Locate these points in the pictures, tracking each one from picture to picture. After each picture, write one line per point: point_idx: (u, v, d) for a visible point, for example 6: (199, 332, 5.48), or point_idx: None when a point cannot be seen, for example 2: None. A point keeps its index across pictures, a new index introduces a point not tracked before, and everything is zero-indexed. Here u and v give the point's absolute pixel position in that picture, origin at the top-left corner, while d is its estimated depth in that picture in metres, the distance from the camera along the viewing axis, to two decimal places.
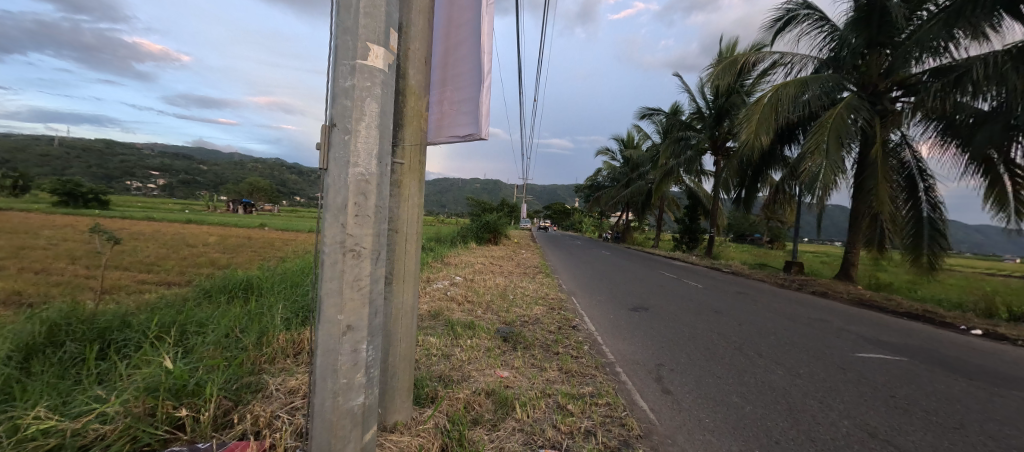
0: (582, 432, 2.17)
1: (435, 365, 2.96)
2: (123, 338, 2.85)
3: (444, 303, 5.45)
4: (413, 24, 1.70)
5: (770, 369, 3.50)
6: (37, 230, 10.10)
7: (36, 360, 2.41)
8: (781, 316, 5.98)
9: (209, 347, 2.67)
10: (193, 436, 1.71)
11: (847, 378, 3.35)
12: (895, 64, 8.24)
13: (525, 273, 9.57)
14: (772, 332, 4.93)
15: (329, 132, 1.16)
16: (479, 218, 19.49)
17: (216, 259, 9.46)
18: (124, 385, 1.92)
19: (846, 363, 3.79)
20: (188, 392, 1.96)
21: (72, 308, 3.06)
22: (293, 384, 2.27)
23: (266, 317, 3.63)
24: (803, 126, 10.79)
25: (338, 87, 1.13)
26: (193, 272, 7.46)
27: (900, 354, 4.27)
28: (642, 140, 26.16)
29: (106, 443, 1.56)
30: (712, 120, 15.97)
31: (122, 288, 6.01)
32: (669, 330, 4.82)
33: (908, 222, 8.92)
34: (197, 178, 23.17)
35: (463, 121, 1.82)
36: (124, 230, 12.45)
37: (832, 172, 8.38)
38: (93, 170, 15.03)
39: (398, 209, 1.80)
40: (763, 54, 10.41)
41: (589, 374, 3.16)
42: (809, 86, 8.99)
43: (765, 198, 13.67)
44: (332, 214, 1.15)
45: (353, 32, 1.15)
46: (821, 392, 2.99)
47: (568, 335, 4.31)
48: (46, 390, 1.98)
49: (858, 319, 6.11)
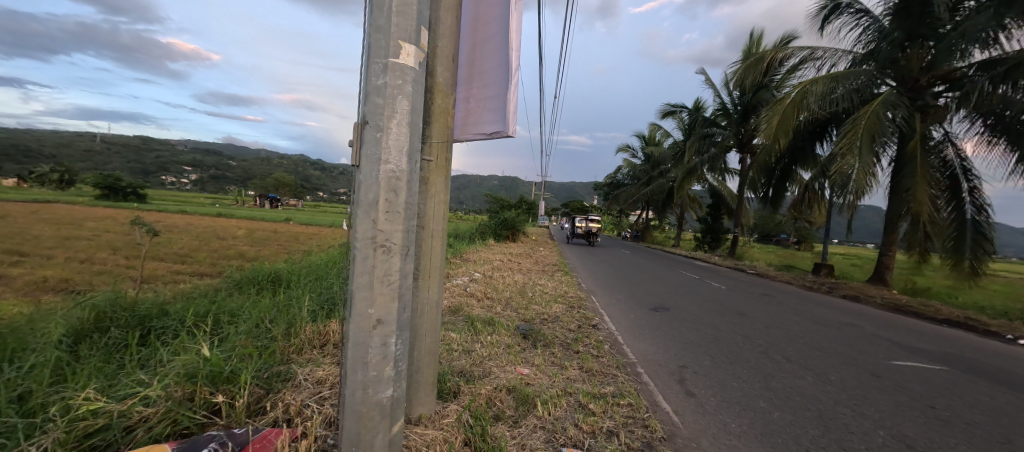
0: (604, 433, 2.15)
1: (457, 360, 2.99)
2: (161, 326, 3.02)
3: (464, 298, 5.52)
4: (442, 21, 1.72)
5: (799, 375, 3.38)
6: (81, 220, 10.66)
7: (83, 345, 2.58)
8: (810, 320, 5.77)
9: (242, 337, 2.77)
10: (229, 422, 1.81)
11: (882, 387, 3.20)
12: (938, 57, 7.77)
13: (544, 270, 9.57)
14: (802, 336, 4.75)
15: (361, 130, 1.20)
16: (498, 215, 19.58)
17: (244, 251, 9.83)
18: (164, 370, 2.03)
19: (881, 371, 3.63)
20: (224, 379, 2.06)
21: (115, 295, 3.24)
22: (320, 375, 2.35)
23: (294, 309, 3.77)
24: (835, 122, 10.35)
25: (370, 85, 1.17)
26: (223, 264, 7.76)
27: (939, 363, 4.06)
28: (663, 137, 25.60)
29: (149, 425, 1.65)
30: (739, 117, 15.49)
31: (159, 278, 6.32)
32: (691, 332, 4.71)
33: (950, 224, 8.44)
34: (226, 173, 24.04)
35: (489, 119, 1.82)
36: (160, 223, 13.04)
37: (866, 172, 7.99)
38: (131, 165, 15.69)
39: (425, 206, 1.83)
40: (792, 49, 10.05)
41: (610, 373, 3.13)
42: (841, 82, 8.59)
43: (793, 198, 13.18)
44: (363, 210, 1.19)
45: (385, 31, 1.17)
46: (855, 400, 2.88)
47: (588, 334, 4.28)
48: (93, 373, 2.12)
49: (893, 325, 5.83)
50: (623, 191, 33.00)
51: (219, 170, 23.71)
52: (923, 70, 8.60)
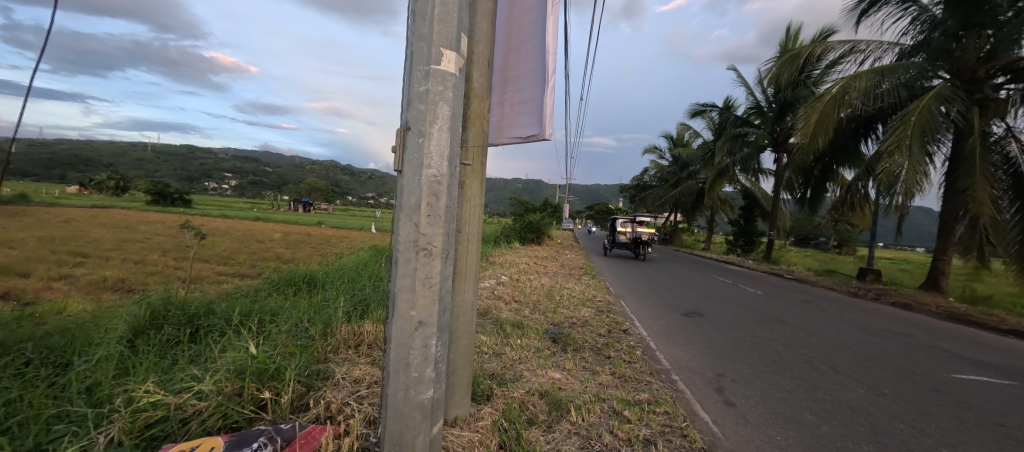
0: (641, 441, 2.10)
1: (488, 363, 3.01)
2: (209, 324, 3.20)
3: (492, 301, 5.55)
4: (478, 27, 1.75)
5: (847, 387, 3.19)
6: (135, 224, 11.41)
7: (141, 340, 2.76)
8: (856, 328, 5.45)
9: (283, 335, 2.89)
10: (275, 417, 1.89)
11: (943, 402, 2.98)
12: (998, 47, 7.19)
13: (570, 274, 9.47)
14: (848, 346, 4.49)
15: (404, 135, 1.24)
16: (523, 218, 19.61)
17: (280, 254, 10.25)
18: (215, 366, 2.14)
19: (940, 385, 3.37)
20: (269, 375, 2.15)
21: (168, 294, 3.45)
22: (357, 374, 2.42)
23: (330, 309, 3.90)
24: (881, 119, 9.78)
25: (413, 92, 1.21)
26: (262, 266, 8.14)
27: (1007, 377, 3.74)
28: (692, 137, 24.97)
29: (203, 417, 1.74)
30: (773, 115, 14.87)
31: (205, 278, 6.71)
32: (728, 339, 4.53)
33: (1014, 226, 7.78)
34: (263, 179, 25.21)
35: (524, 122, 1.83)
36: (204, 226, 13.81)
37: (916, 171, 7.49)
38: (179, 172, 16.72)
39: (462, 210, 1.86)
40: (832, 43, 9.57)
41: (644, 380, 3.06)
42: (887, 76, 8.10)
43: (834, 199, 12.51)
44: (406, 214, 1.22)
45: (428, 38, 1.20)
46: (912, 416, 2.69)
47: (619, 339, 4.20)
48: (152, 368, 2.26)
49: (951, 336, 5.41)
50: (650, 193, 32.33)
51: (257, 176, 24.87)
52: (981, 61, 8.00)
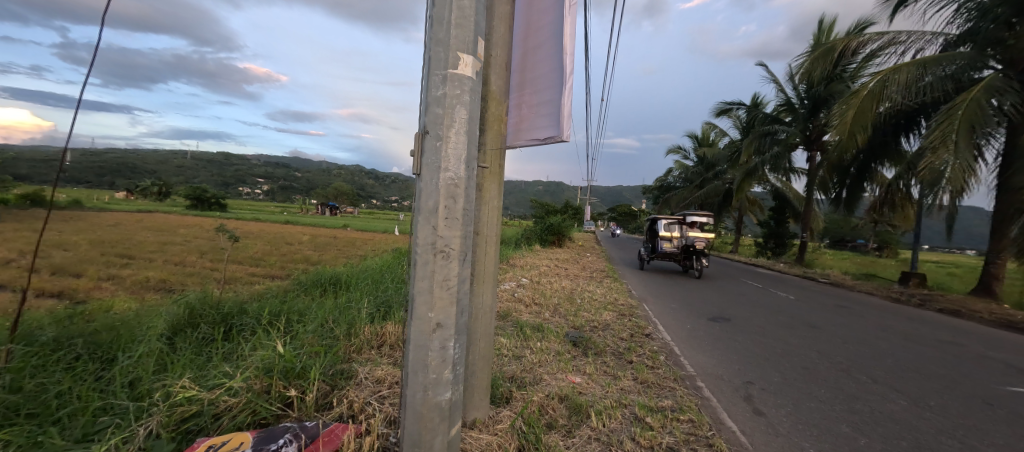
0: (664, 448, 2.04)
1: (508, 366, 3.01)
2: (240, 323, 3.33)
3: (513, 304, 5.54)
4: (495, 31, 1.75)
5: (888, 398, 3.01)
6: (175, 227, 12.06)
7: (179, 338, 2.90)
8: (898, 336, 5.13)
9: (309, 335, 2.98)
10: (300, 415, 1.94)
11: (998, 417, 2.75)
12: None
13: (592, 277, 9.35)
14: (889, 355, 4.23)
15: (422, 140, 1.26)
16: (544, 220, 19.50)
17: (308, 255, 10.59)
18: (246, 364, 2.23)
19: (993, 398, 3.13)
20: (295, 374, 2.21)
21: (205, 294, 3.62)
22: (379, 374, 2.46)
23: (354, 310, 3.99)
24: (924, 113, 9.22)
25: (430, 96, 1.21)
26: (290, 267, 8.43)
27: None
28: (718, 136, 24.26)
29: (234, 413, 1.82)
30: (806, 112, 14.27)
31: (238, 279, 7.03)
32: (758, 345, 4.35)
33: None
34: None
35: (542, 124, 1.82)
36: (238, 229, 14.46)
37: (964, 168, 7.02)
38: (216, 178, 17.57)
39: (480, 212, 1.87)
40: (869, 35, 9.11)
41: (668, 386, 2.98)
42: (931, 68, 7.64)
43: (873, 199, 11.86)
44: (424, 216, 1.24)
45: (445, 43, 1.21)
46: (962, 431, 2.50)
47: (641, 343, 4.11)
48: (188, 364, 2.38)
49: (1007, 345, 5.01)
50: (674, 195, 31.55)
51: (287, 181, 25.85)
52: None
